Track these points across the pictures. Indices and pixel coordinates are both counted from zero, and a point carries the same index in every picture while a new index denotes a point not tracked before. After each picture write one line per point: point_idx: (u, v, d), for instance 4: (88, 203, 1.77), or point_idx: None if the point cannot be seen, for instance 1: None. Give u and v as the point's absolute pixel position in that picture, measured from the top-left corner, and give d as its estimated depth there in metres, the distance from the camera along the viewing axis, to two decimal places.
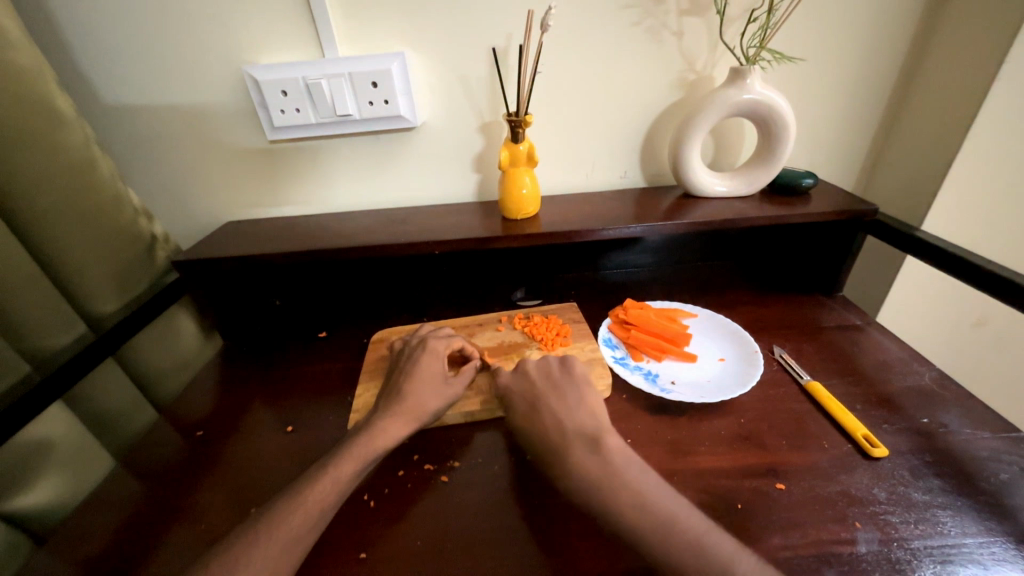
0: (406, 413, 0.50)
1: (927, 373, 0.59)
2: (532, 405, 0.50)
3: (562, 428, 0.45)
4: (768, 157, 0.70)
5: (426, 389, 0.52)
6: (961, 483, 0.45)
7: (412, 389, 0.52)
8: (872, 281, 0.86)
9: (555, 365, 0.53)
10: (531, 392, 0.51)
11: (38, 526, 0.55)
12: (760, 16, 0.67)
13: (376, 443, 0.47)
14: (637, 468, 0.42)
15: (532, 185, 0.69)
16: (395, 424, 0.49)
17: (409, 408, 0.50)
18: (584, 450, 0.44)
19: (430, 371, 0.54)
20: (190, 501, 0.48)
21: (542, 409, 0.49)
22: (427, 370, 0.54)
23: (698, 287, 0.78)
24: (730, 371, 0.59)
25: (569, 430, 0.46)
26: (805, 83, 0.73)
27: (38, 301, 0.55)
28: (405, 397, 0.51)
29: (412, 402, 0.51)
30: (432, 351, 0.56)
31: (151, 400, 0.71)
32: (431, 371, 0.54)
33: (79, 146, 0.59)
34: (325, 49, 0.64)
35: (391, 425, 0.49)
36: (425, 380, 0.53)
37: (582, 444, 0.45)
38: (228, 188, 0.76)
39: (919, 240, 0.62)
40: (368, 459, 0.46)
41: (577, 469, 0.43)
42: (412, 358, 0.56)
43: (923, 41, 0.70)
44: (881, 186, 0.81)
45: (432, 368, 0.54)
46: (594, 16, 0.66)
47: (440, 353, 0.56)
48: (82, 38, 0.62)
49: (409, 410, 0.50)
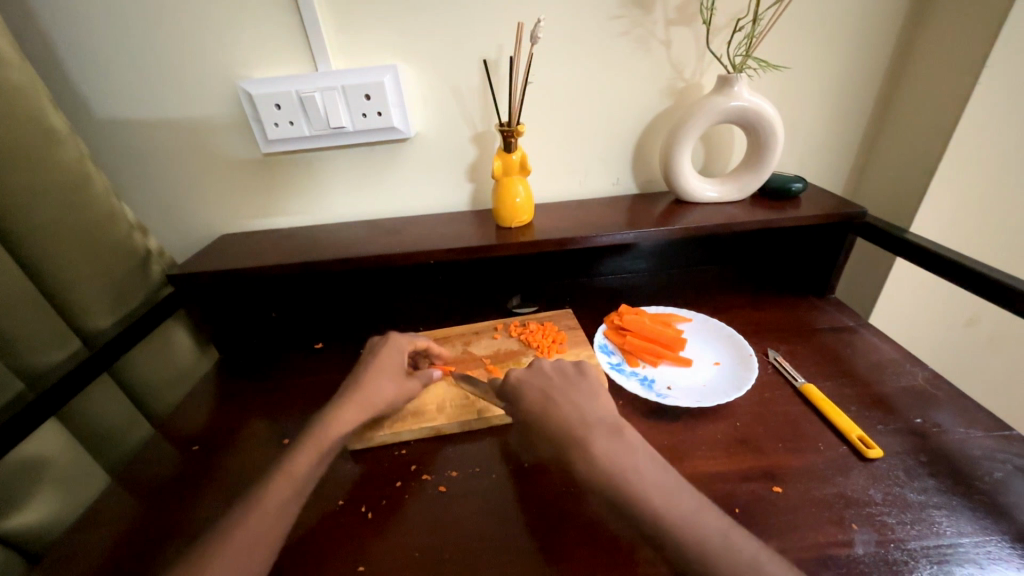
0: (358, 404, 0.50)
1: (920, 373, 0.60)
2: (544, 391, 0.50)
3: (569, 430, 0.45)
4: (758, 162, 0.71)
5: (385, 381, 0.54)
6: (956, 483, 0.45)
7: (371, 380, 0.53)
8: (865, 282, 0.86)
9: (553, 368, 0.52)
10: (546, 382, 0.51)
11: (33, 545, 0.54)
12: (746, 25, 0.68)
13: (328, 437, 0.47)
14: (649, 464, 0.42)
15: (526, 194, 0.69)
16: (348, 413, 0.49)
17: (365, 400, 0.51)
18: (608, 437, 0.44)
19: (392, 364, 0.55)
20: (187, 516, 0.48)
21: (557, 402, 0.48)
22: (387, 363, 0.55)
23: (693, 291, 0.79)
24: (726, 375, 0.60)
25: (592, 418, 0.46)
26: (792, 89, 0.74)
27: (29, 315, 0.54)
28: (365, 389, 0.52)
29: (370, 394, 0.52)
30: (394, 344, 0.58)
31: (145, 414, 0.70)
32: (392, 364, 0.55)
33: (74, 163, 0.59)
34: (319, 63, 0.65)
35: (343, 415, 0.49)
36: (384, 370, 0.54)
37: (609, 430, 0.45)
38: (223, 202, 0.76)
39: (909, 243, 0.63)
40: (326, 448, 0.46)
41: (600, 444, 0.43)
42: (373, 350, 0.57)
43: (905, 46, 0.72)
44: (870, 189, 0.83)
45: (393, 360, 0.56)
46: (584, 28, 0.67)
47: (402, 346, 0.58)
48: (77, 56, 0.63)
49: (365, 401, 0.51)
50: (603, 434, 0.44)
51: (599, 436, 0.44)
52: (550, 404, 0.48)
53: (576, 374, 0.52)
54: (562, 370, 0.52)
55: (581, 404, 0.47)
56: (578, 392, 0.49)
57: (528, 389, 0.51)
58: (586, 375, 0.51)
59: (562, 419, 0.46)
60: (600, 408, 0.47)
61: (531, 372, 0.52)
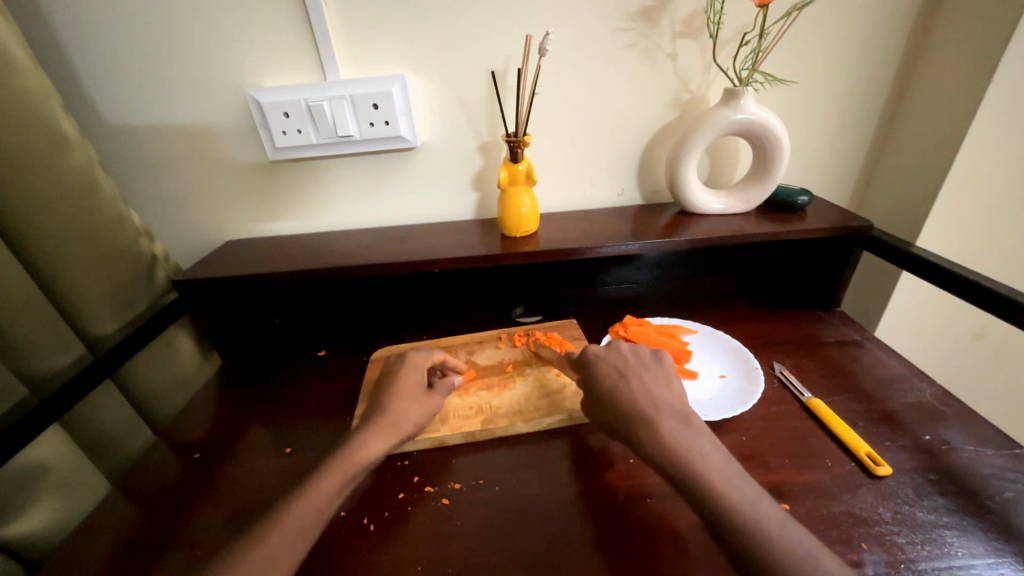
0: (387, 426, 0.50)
1: (927, 389, 0.59)
2: (620, 370, 0.52)
3: (641, 408, 0.47)
4: (763, 174, 0.72)
5: (408, 402, 0.52)
6: (966, 502, 0.45)
7: (395, 402, 0.52)
8: (871, 295, 0.86)
9: (630, 351, 0.54)
10: (622, 363, 0.53)
11: (32, 552, 0.54)
12: (752, 39, 0.69)
13: (357, 457, 0.46)
14: (711, 449, 0.43)
15: (531, 203, 0.69)
16: (377, 437, 0.49)
17: (392, 421, 0.50)
18: (675, 421, 0.45)
19: (410, 384, 0.54)
20: (187, 526, 0.47)
21: (635, 381, 0.50)
22: (408, 384, 0.54)
23: (698, 302, 0.79)
24: (731, 388, 0.59)
25: (661, 400, 0.47)
26: (797, 102, 0.75)
27: (33, 320, 0.54)
28: (389, 411, 0.51)
29: (396, 414, 0.51)
30: (412, 363, 0.56)
31: (148, 421, 0.70)
32: (412, 384, 0.54)
33: (84, 168, 0.59)
34: (327, 72, 0.66)
35: (374, 438, 0.48)
36: (406, 393, 0.53)
37: (676, 417, 0.46)
38: (229, 209, 0.77)
39: (916, 257, 0.62)
40: (351, 474, 0.45)
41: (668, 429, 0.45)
42: (392, 371, 0.56)
43: (910, 62, 0.72)
44: (875, 202, 0.82)
45: (413, 381, 0.55)
46: (590, 40, 0.67)
47: (420, 366, 0.57)
48: (88, 63, 0.64)
49: (390, 422, 0.50)
50: (672, 418, 0.46)
51: (666, 419, 0.46)
52: (623, 383, 0.50)
53: (653, 361, 0.53)
54: (638, 354, 0.54)
55: (655, 387, 0.49)
56: (651, 376, 0.50)
57: (603, 367, 0.53)
58: (661, 362, 0.53)
59: (634, 399, 0.48)
60: (670, 391, 0.49)
61: (609, 351, 0.55)
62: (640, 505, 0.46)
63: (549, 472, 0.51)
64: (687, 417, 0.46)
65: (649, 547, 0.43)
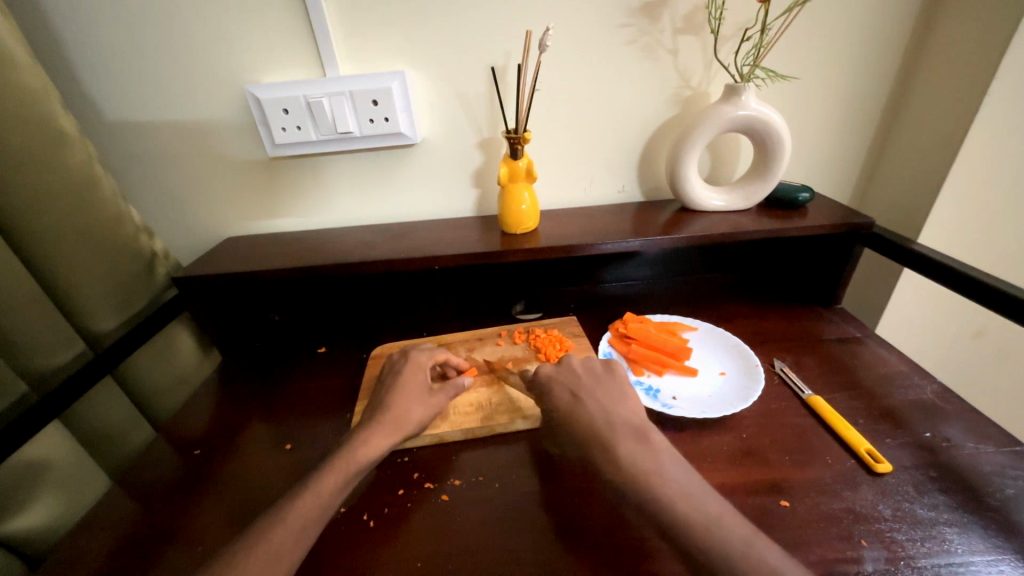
0: (390, 425, 0.50)
1: (928, 386, 0.59)
2: (575, 390, 0.51)
3: (598, 429, 0.47)
4: (765, 171, 0.71)
5: (411, 401, 0.52)
6: (967, 499, 0.45)
7: (397, 401, 0.52)
8: (872, 292, 0.86)
9: (582, 366, 0.54)
10: (575, 380, 0.52)
11: (32, 549, 0.54)
12: (754, 34, 0.68)
13: (359, 456, 0.46)
14: (677, 467, 0.42)
15: (531, 200, 0.69)
16: (380, 435, 0.49)
17: (395, 419, 0.50)
18: (633, 440, 0.45)
19: (414, 383, 0.54)
20: (187, 522, 0.47)
21: (588, 400, 0.50)
22: (411, 382, 0.54)
23: (698, 299, 0.78)
24: (732, 385, 0.59)
25: (617, 419, 0.47)
26: (799, 98, 0.74)
27: (33, 316, 0.54)
28: (391, 410, 0.51)
29: (397, 412, 0.51)
30: (415, 363, 0.57)
31: (147, 417, 0.70)
32: (415, 383, 0.54)
33: (83, 164, 0.59)
34: (327, 68, 0.66)
35: (374, 437, 0.48)
36: (409, 391, 0.53)
37: (636, 435, 0.45)
38: (228, 205, 0.76)
39: (917, 254, 0.62)
40: (353, 473, 0.45)
41: (628, 450, 0.44)
42: (395, 371, 0.56)
43: (913, 57, 0.72)
44: (877, 199, 0.82)
45: (416, 380, 0.55)
46: (591, 36, 0.67)
47: (423, 365, 0.57)
48: (87, 59, 0.64)
49: (393, 421, 0.50)
50: (629, 436, 0.45)
51: (624, 438, 0.45)
52: (578, 404, 0.50)
53: (604, 372, 0.53)
54: (592, 370, 0.53)
55: (610, 406, 0.49)
56: (605, 394, 0.50)
57: (556, 388, 0.52)
58: (614, 375, 0.53)
59: (591, 422, 0.48)
60: (627, 408, 0.48)
61: (561, 370, 0.54)
62: None
63: (549, 469, 0.51)
64: (646, 435, 0.45)
65: (648, 544, 0.43)
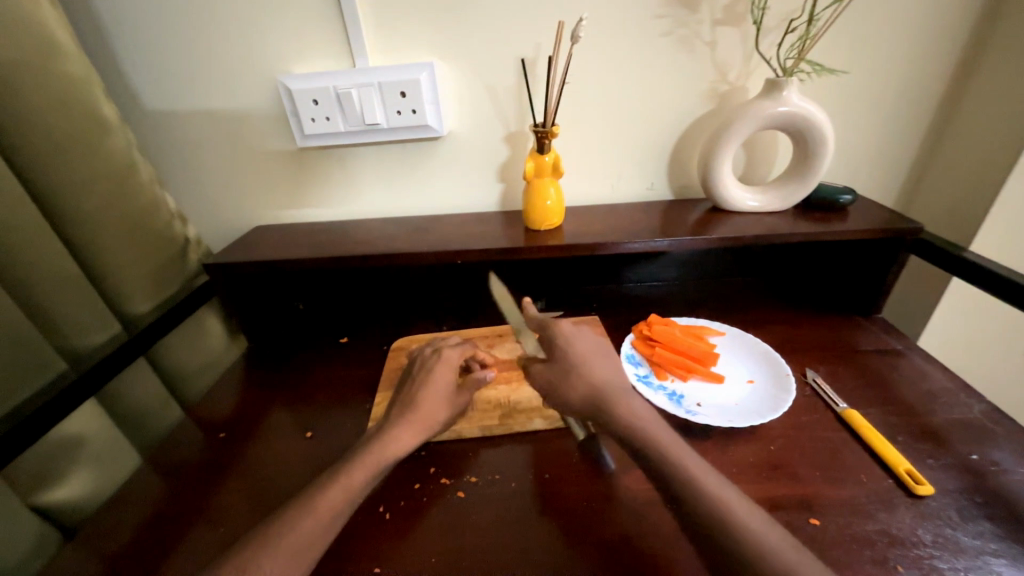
0: (419, 423, 0.50)
1: (976, 405, 0.55)
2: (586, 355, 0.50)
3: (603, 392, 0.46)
4: (804, 171, 0.68)
5: (440, 400, 0.52)
6: (1017, 529, 0.42)
7: (426, 399, 0.51)
8: (915, 301, 0.81)
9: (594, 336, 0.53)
10: (587, 347, 0.51)
11: (70, 520, 0.56)
12: (799, 26, 0.65)
13: (389, 452, 0.46)
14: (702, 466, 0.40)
15: (557, 196, 0.68)
16: (409, 433, 0.48)
17: (423, 417, 0.50)
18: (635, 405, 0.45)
19: (444, 381, 0.53)
20: (210, 503, 0.49)
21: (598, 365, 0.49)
22: (442, 382, 0.53)
23: (726, 303, 0.76)
24: (760, 394, 0.57)
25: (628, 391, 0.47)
26: (845, 93, 0.70)
27: (73, 296, 0.56)
28: (420, 407, 0.51)
29: (425, 410, 0.51)
30: (446, 360, 0.55)
31: (178, 399, 0.72)
32: (445, 382, 0.53)
33: (122, 152, 0.61)
34: (357, 59, 0.66)
35: (403, 434, 0.48)
36: (439, 389, 0.53)
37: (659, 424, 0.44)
38: (258, 194, 0.78)
39: (970, 262, 0.58)
40: (379, 467, 0.45)
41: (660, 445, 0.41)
42: (426, 367, 0.55)
43: (974, 51, 0.67)
44: (926, 203, 0.77)
45: (447, 379, 0.54)
46: (625, 27, 0.65)
47: (454, 363, 0.55)
48: (129, 49, 0.65)
49: (421, 419, 0.50)
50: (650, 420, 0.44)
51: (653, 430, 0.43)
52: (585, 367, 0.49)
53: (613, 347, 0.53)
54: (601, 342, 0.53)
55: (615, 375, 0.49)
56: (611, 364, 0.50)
57: (572, 349, 0.51)
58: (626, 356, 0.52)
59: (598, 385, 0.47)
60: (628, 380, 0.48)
61: (578, 334, 0.53)
62: (659, 511, 0.45)
63: (567, 470, 0.50)
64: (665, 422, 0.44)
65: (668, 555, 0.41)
